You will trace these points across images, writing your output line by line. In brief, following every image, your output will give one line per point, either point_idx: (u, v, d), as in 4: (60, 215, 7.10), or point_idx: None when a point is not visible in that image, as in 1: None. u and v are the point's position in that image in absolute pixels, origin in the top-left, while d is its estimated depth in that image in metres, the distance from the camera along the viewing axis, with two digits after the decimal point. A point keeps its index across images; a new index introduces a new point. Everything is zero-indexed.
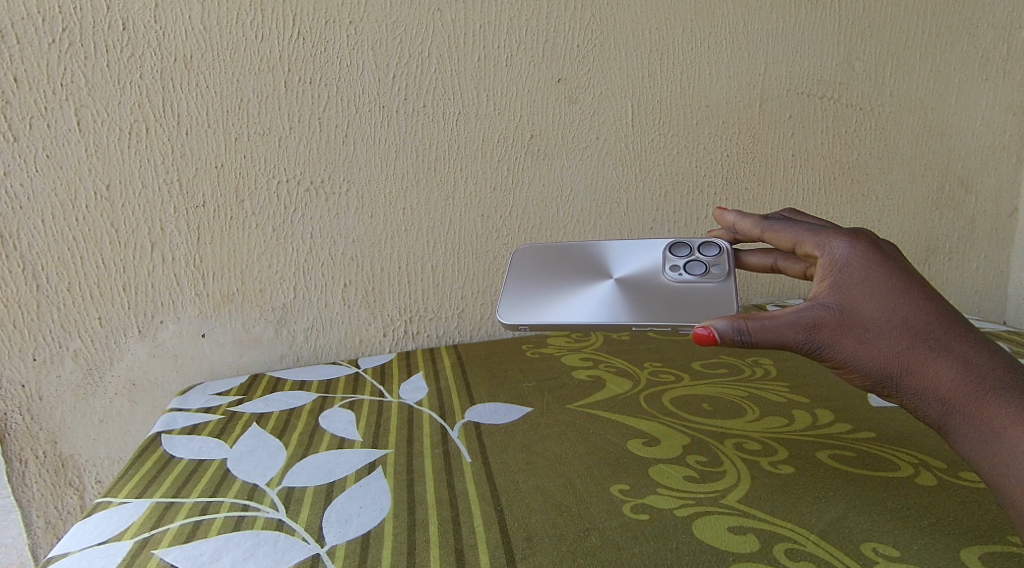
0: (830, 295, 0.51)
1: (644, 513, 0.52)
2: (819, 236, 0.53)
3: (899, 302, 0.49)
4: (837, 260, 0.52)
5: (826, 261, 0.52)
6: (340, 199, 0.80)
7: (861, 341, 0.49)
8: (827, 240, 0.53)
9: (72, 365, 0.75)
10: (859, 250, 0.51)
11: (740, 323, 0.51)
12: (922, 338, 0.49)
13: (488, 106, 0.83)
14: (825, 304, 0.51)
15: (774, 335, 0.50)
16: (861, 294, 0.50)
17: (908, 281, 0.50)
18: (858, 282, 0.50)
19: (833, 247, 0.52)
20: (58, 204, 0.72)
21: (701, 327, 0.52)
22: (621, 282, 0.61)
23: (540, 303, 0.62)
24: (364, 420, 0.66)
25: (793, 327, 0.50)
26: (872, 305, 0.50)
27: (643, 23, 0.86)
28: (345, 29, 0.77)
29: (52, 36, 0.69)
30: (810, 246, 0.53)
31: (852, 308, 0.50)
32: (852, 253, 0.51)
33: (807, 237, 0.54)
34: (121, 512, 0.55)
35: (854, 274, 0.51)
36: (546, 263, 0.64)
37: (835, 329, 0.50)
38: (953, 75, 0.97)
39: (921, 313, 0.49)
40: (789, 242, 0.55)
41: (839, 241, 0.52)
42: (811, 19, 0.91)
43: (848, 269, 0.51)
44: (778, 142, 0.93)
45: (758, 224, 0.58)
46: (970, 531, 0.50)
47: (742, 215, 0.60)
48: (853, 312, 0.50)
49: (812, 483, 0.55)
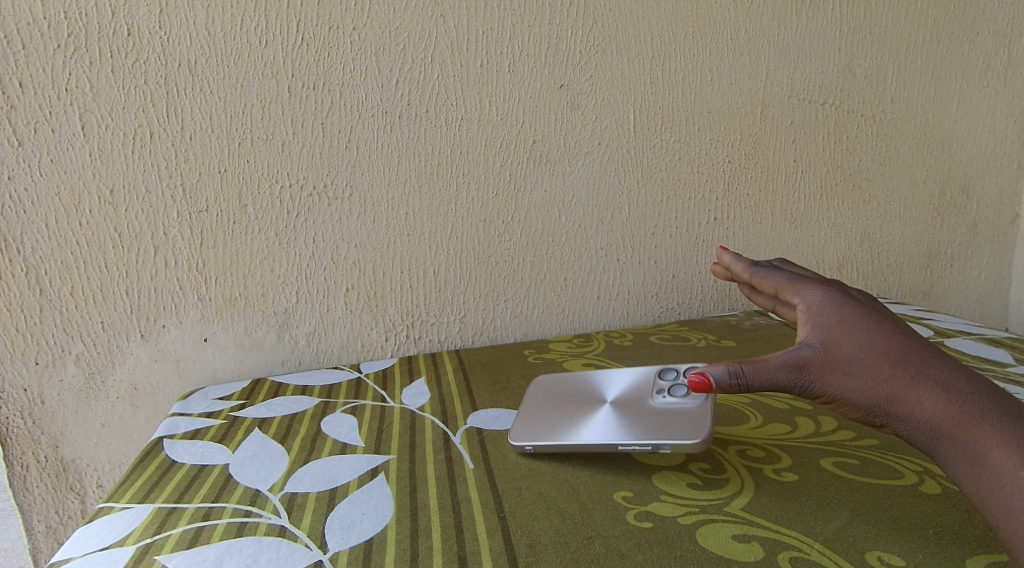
0: (811, 335, 0.52)
1: (647, 520, 0.52)
2: (795, 284, 0.57)
3: (874, 338, 0.50)
4: (812, 306, 0.54)
5: (802, 307, 0.54)
6: (343, 204, 0.80)
7: (846, 374, 0.50)
8: (802, 288, 0.56)
9: (74, 369, 0.75)
10: (831, 296, 0.54)
11: (733, 367, 0.51)
12: (903, 367, 0.49)
13: (491, 111, 0.83)
14: (808, 344, 0.51)
15: (767, 377, 0.50)
16: (841, 331, 0.51)
17: (882, 320, 0.51)
18: (837, 321, 0.52)
19: (808, 295, 0.55)
20: (61, 208, 0.72)
21: (695, 374, 0.52)
22: (615, 402, 0.61)
23: (538, 426, 0.61)
24: (366, 426, 0.66)
25: (781, 366, 0.50)
26: (851, 342, 0.50)
27: (646, 29, 0.86)
28: (348, 35, 0.77)
29: (56, 41, 0.69)
30: (788, 293, 0.57)
31: (834, 345, 0.51)
32: (824, 298, 0.54)
33: (785, 285, 0.57)
34: (123, 518, 0.55)
35: (831, 315, 0.52)
36: (544, 403, 0.64)
37: (822, 366, 0.50)
38: (954, 81, 0.98)
39: (897, 346, 0.50)
40: (771, 287, 0.59)
41: (813, 288, 0.55)
42: (813, 25, 0.91)
43: (822, 313, 0.53)
44: (780, 148, 0.93)
45: (748, 268, 0.63)
46: (975, 539, 0.49)
47: (737, 258, 0.65)
48: (835, 348, 0.50)
49: (816, 490, 0.54)
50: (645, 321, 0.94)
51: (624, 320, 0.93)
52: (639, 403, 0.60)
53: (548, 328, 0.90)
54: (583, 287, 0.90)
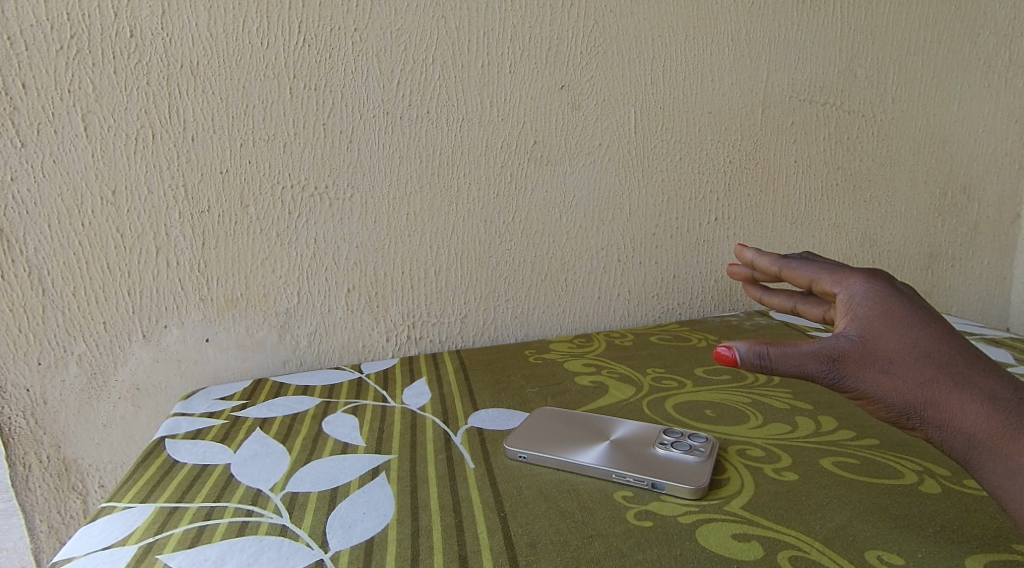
0: (851, 327, 0.51)
1: (648, 519, 0.52)
2: (836, 274, 0.54)
3: (919, 336, 0.49)
4: (855, 296, 0.52)
5: (844, 297, 0.52)
6: (344, 204, 0.80)
7: (884, 372, 0.49)
8: (844, 278, 0.53)
9: (76, 369, 0.75)
10: (876, 286, 0.52)
11: (761, 348, 0.50)
12: (946, 371, 0.48)
13: (493, 112, 0.83)
14: (848, 335, 0.50)
15: (795, 363, 0.50)
16: (882, 326, 0.50)
17: (926, 317, 0.50)
18: (879, 315, 0.50)
19: (850, 284, 0.53)
20: (64, 208, 0.72)
21: (724, 348, 0.51)
22: (615, 432, 0.62)
23: (536, 439, 0.61)
24: (367, 426, 0.67)
25: (816, 357, 0.50)
26: (892, 338, 0.49)
27: (647, 31, 0.86)
28: (349, 36, 0.77)
29: (59, 43, 0.70)
30: (828, 284, 0.54)
31: (874, 340, 0.49)
32: (870, 288, 0.52)
33: (825, 276, 0.55)
34: (126, 517, 0.55)
35: (873, 308, 0.51)
36: (546, 421, 0.65)
37: (858, 361, 0.49)
38: (956, 82, 0.98)
39: (941, 347, 0.49)
40: (806, 279, 0.56)
41: (856, 279, 0.53)
42: (814, 26, 0.92)
43: (866, 303, 0.51)
44: (782, 148, 0.94)
45: (777, 262, 0.60)
46: (975, 539, 0.50)
47: (761, 253, 0.62)
48: (875, 344, 0.49)
49: (816, 490, 0.55)
50: (646, 322, 0.94)
51: (625, 320, 0.93)
52: (638, 438, 0.61)
53: (549, 328, 0.90)
54: (584, 288, 0.90)
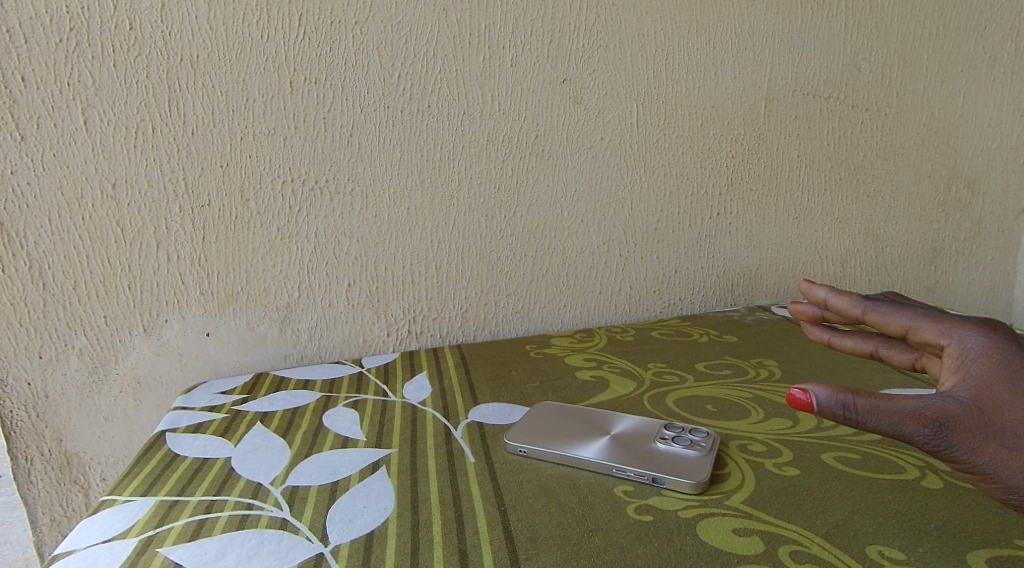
0: (964, 389, 0.47)
1: (648, 514, 0.52)
2: (942, 323, 0.49)
3: None
4: (967, 352, 0.47)
5: (953, 351, 0.48)
6: (345, 198, 0.80)
7: (1005, 448, 0.45)
8: (952, 328, 0.49)
9: (77, 363, 0.75)
10: (992, 342, 0.47)
11: (845, 398, 0.47)
12: None
13: (494, 105, 0.83)
14: (957, 397, 0.46)
15: (888, 420, 0.46)
16: (1003, 392, 0.46)
17: None
18: (999, 379, 0.46)
19: (961, 337, 0.48)
20: (64, 202, 0.72)
21: (799, 392, 0.47)
22: (617, 428, 0.62)
23: (539, 434, 0.61)
24: (368, 420, 0.67)
25: (918, 419, 0.46)
26: (1014, 408, 0.45)
27: (649, 24, 0.86)
28: (350, 29, 0.77)
29: (58, 36, 0.69)
30: (930, 333, 0.49)
31: (990, 407, 0.46)
32: (986, 344, 0.47)
33: (925, 324, 0.50)
34: (126, 511, 0.55)
35: (988, 369, 0.47)
36: (549, 416, 0.64)
37: (972, 429, 0.45)
38: (959, 77, 0.97)
39: None
40: (900, 326, 0.51)
41: (970, 331, 0.48)
42: (817, 20, 0.91)
43: (981, 363, 0.47)
44: (784, 142, 0.93)
45: (857, 303, 0.54)
46: (975, 534, 0.49)
47: (834, 291, 0.55)
48: (993, 412, 0.46)
49: (816, 485, 0.54)
50: (647, 317, 0.94)
51: (626, 315, 0.93)
52: (639, 433, 0.60)
53: (550, 323, 0.90)
54: (586, 282, 0.90)
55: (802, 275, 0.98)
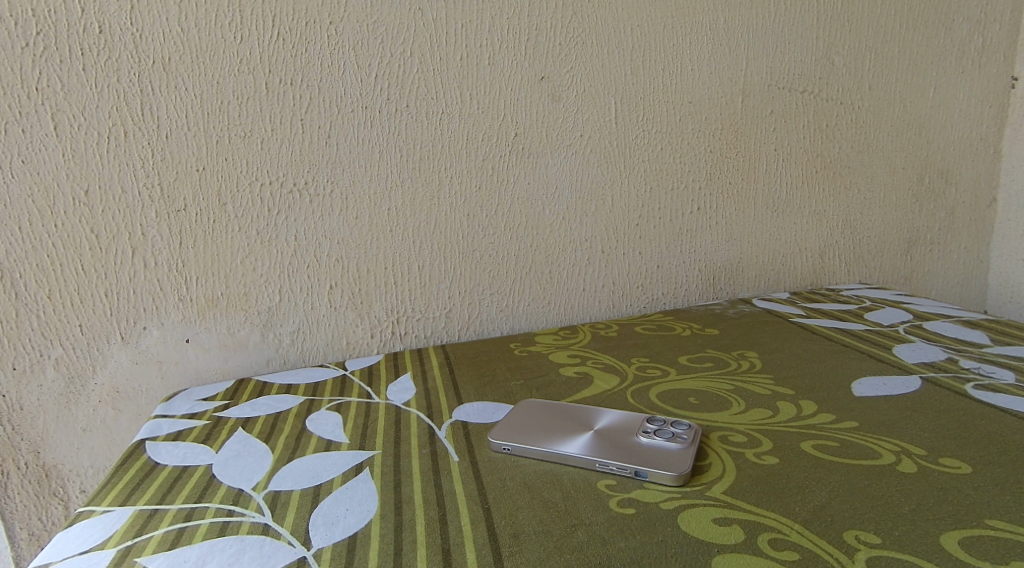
0: None
1: (630, 507, 0.53)
2: None
3: None
4: None
5: None
6: (325, 200, 0.80)
7: None
8: None
9: (54, 373, 0.75)
10: None
11: None
12: None
13: (472, 104, 0.83)
14: None
15: None
16: None
17: None
18: None
19: None
20: (35, 210, 0.72)
21: None
22: (600, 423, 0.62)
23: (522, 431, 0.61)
24: (351, 422, 0.67)
25: None
26: None
27: (624, 20, 0.86)
28: (325, 31, 0.77)
29: (26, 41, 0.69)
30: None
31: None
32: None
33: None
34: (104, 521, 0.55)
35: None
36: (533, 413, 0.65)
37: None
38: (931, 67, 0.99)
39: None
40: None
41: None
42: (791, 12, 0.92)
43: None
44: (761, 135, 0.94)
45: None
46: (951, 517, 0.50)
47: None
48: None
49: (796, 473, 0.55)
50: (630, 312, 0.94)
51: (610, 311, 0.93)
52: (622, 427, 0.61)
53: (534, 321, 0.90)
54: (568, 279, 0.90)
55: (782, 267, 0.98)
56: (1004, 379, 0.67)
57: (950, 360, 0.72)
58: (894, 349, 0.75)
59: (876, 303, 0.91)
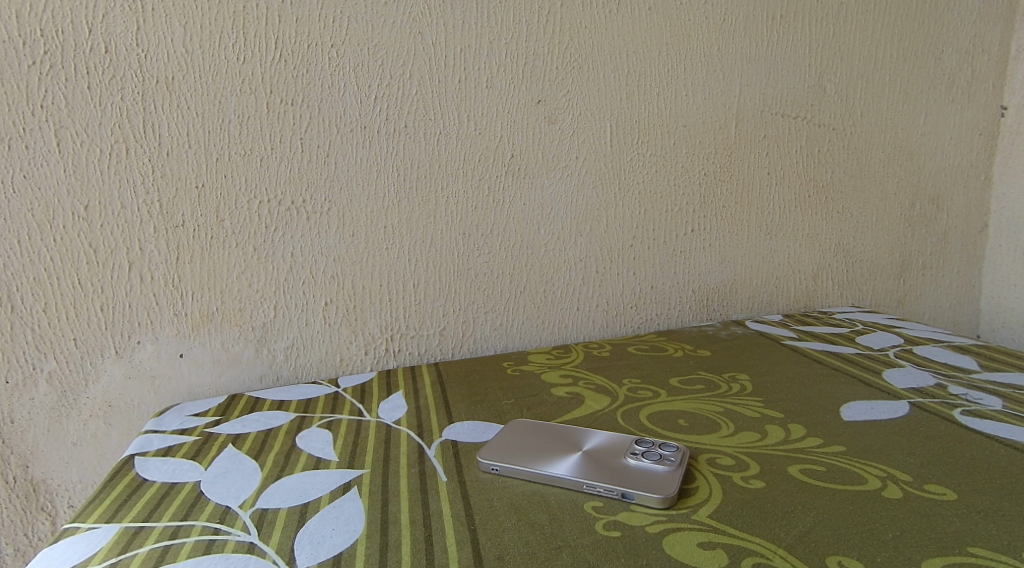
0: None
1: (615, 530, 0.53)
2: None
3: None
4: None
5: None
6: (321, 218, 0.80)
7: None
8: None
9: (47, 387, 0.75)
10: None
11: None
12: None
13: (469, 126, 0.83)
14: None
15: None
16: None
17: None
18: None
19: None
20: (35, 224, 0.72)
21: None
22: (590, 445, 0.62)
23: (513, 453, 0.61)
24: (341, 440, 0.67)
25: None
26: None
27: (621, 46, 0.87)
28: (326, 53, 0.78)
29: (32, 59, 0.70)
30: None
31: None
32: None
33: None
34: (89, 538, 0.55)
35: None
36: (525, 434, 0.65)
37: None
38: (922, 96, 1.00)
39: None
40: None
41: None
42: (786, 40, 0.93)
43: None
44: (755, 159, 0.95)
45: None
46: (934, 544, 0.50)
47: None
48: None
49: (782, 497, 0.55)
50: (624, 332, 0.94)
51: (604, 331, 0.93)
52: (610, 449, 0.61)
53: (528, 340, 0.90)
54: (562, 299, 0.91)
55: (775, 289, 0.99)
56: (992, 405, 0.67)
57: (939, 386, 0.72)
58: (884, 374, 0.75)
59: (868, 327, 0.91)
